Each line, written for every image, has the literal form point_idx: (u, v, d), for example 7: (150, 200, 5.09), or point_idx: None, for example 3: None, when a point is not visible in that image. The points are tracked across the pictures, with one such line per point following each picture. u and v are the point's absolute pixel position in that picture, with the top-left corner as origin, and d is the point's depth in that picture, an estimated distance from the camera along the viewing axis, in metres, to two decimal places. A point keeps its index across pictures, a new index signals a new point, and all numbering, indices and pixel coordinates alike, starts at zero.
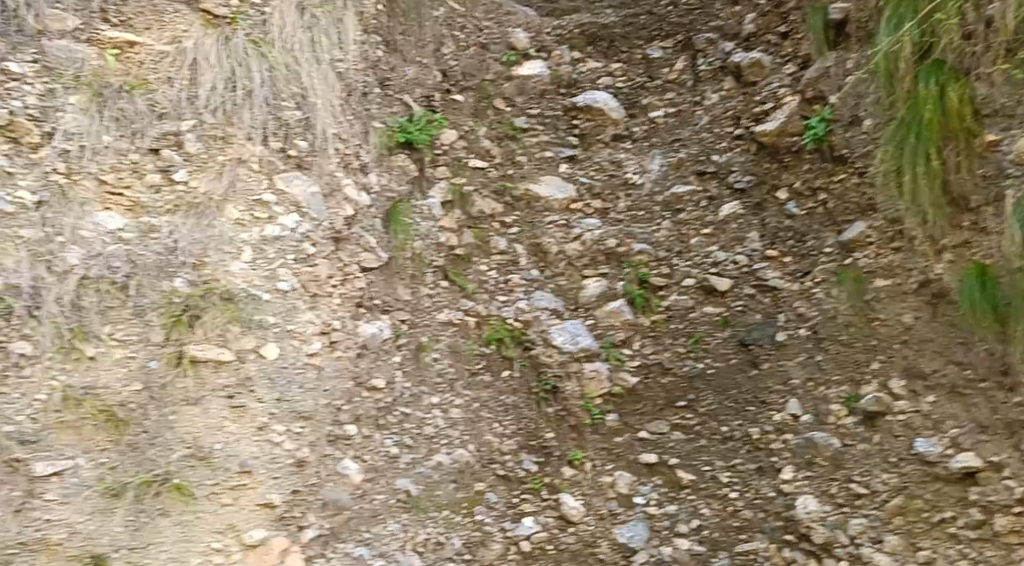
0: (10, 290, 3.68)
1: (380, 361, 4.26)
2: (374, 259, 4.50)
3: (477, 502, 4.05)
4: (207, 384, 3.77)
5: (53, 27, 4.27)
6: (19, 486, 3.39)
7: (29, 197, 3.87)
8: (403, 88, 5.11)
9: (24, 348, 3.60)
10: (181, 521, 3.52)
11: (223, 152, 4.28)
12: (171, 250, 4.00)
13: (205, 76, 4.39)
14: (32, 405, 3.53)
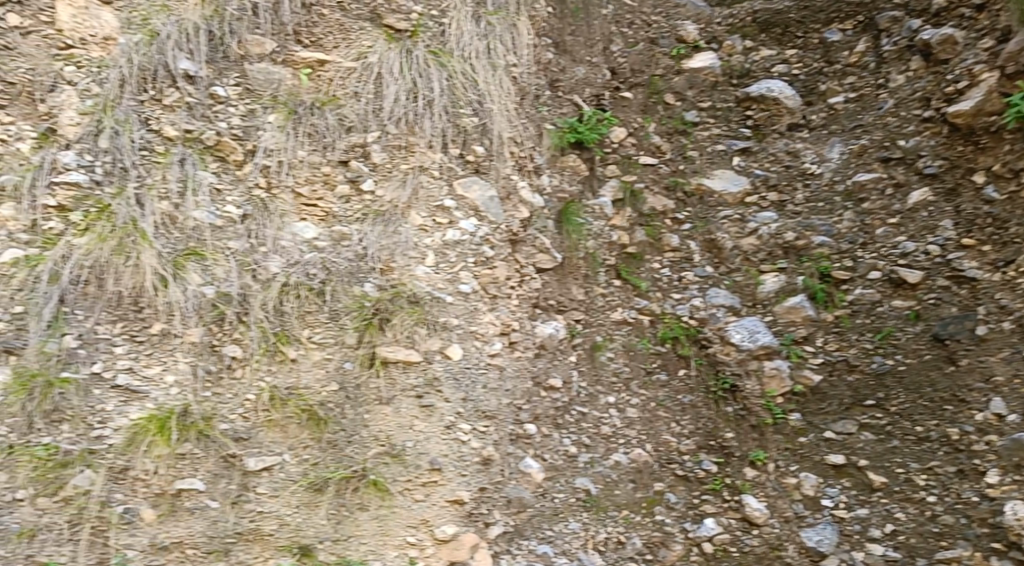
0: (222, 299, 3.93)
1: (557, 360, 4.32)
2: (550, 260, 4.54)
3: (656, 502, 4.05)
4: (398, 384, 3.95)
5: (253, 51, 4.53)
6: (235, 480, 3.62)
7: (235, 211, 4.15)
8: (573, 88, 5.14)
9: (234, 352, 3.86)
10: (377, 515, 3.69)
11: (406, 160, 4.47)
12: (361, 256, 4.19)
13: (389, 87, 4.57)
14: (243, 405, 3.77)
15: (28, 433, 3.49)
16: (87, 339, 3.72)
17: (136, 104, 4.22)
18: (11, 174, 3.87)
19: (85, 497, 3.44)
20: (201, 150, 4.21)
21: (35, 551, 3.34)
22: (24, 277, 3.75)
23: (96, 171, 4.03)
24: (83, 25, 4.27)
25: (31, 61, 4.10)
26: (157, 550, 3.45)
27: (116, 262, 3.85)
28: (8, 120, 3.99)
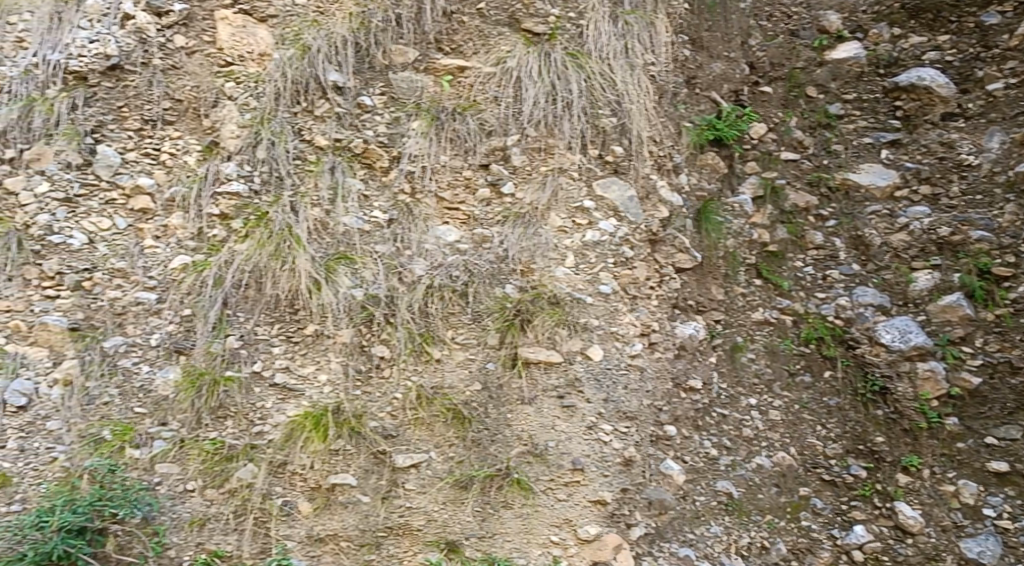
0: (370, 301, 4.07)
1: (697, 361, 4.26)
2: (689, 259, 4.48)
3: (801, 507, 3.96)
4: (539, 384, 4.00)
5: (397, 61, 4.68)
6: (385, 476, 3.75)
7: (381, 215, 4.30)
8: (710, 84, 5.06)
9: (382, 352, 4.00)
10: (522, 513, 3.74)
11: (545, 163, 4.51)
12: (501, 259, 4.27)
13: (528, 91, 4.62)
14: (391, 404, 3.90)
15: (197, 427, 3.74)
16: (247, 340, 3.95)
17: (289, 116, 4.43)
18: (179, 186, 4.19)
19: (248, 489, 3.64)
20: (349, 157, 4.39)
21: (205, 539, 3.54)
22: (191, 282, 4.02)
23: (254, 180, 4.27)
24: (241, 42, 4.53)
25: (196, 79, 4.43)
26: (314, 542, 3.60)
27: (274, 266, 4.06)
28: (176, 135, 4.32)
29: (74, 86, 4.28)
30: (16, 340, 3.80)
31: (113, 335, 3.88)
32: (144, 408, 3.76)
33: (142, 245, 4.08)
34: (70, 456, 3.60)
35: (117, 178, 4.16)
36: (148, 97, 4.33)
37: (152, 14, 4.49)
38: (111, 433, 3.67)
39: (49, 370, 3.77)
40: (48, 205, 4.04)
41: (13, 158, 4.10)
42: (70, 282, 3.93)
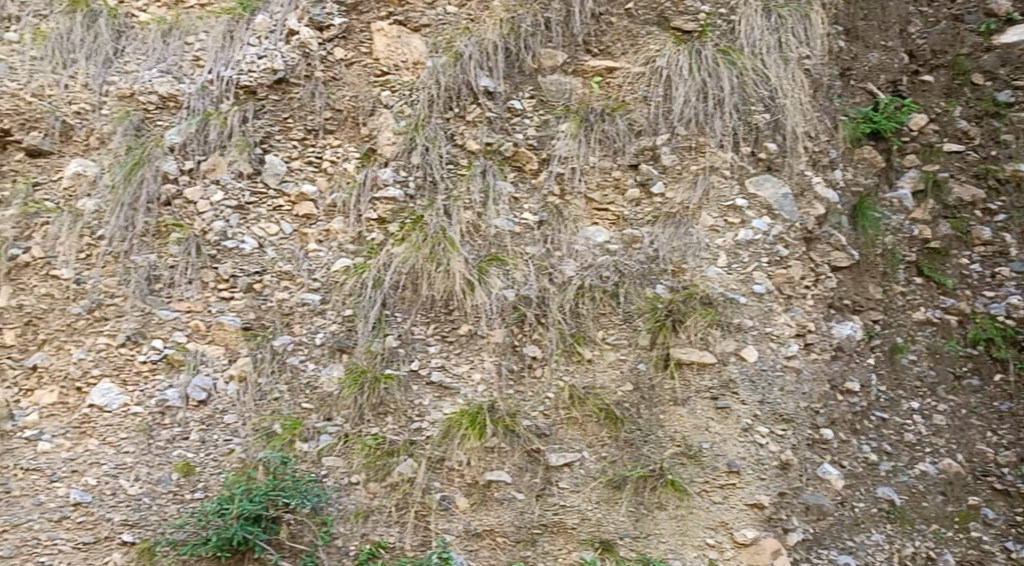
0: (523, 301, 4.14)
1: (854, 362, 4.13)
2: (846, 258, 4.33)
3: (971, 517, 3.80)
4: (692, 385, 3.97)
5: (546, 64, 4.75)
6: (539, 474, 3.82)
7: (531, 218, 4.38)
8: (866, 76, 4.88)
9: (534, 352, 4.06)
10: (676, 514, 3.73)
11: (696, 161, 4.45)
12: (653, 259, 4.26)
13: (678, 90, 4.58)
14: (543, 403, 3.96)
15: (360, 423, 3.91)
16: (405, 339, 4.11)
17: (442, 121, 4.56)
18: (339, 192, 4.40)
19: (409, 483, 3.77)
20: (500, 161, 4.49)
21: (369, 530, 3.70)
22: (352, 284, 4.20)
23: (409, 185, 4.42)
24: (396, 52, 4.71)
25: (354, 89, 4.63)
26: (471, 537, 3.70)
27: (430, 268, 4.19)
28: (336, 143, 4.54)
29: (244, 100, 4.56)
30: (196, 338, 4.08)
31: (281, 334, 4.11)
32: (311, 403, 3.96)
33: (306, 250, 4.31)
34: (245, 447, 3.84)
35: (283, 185, 4.41)
36: (310, 108, 4.57)
37: (314, 28, 4.72)
38: (282, 427, 3.89)
39: (224, 367, 4.03)
40: (222, 213, 4.31)
41: (191, 169, 4.38)
42: (242, 285, 4.20)
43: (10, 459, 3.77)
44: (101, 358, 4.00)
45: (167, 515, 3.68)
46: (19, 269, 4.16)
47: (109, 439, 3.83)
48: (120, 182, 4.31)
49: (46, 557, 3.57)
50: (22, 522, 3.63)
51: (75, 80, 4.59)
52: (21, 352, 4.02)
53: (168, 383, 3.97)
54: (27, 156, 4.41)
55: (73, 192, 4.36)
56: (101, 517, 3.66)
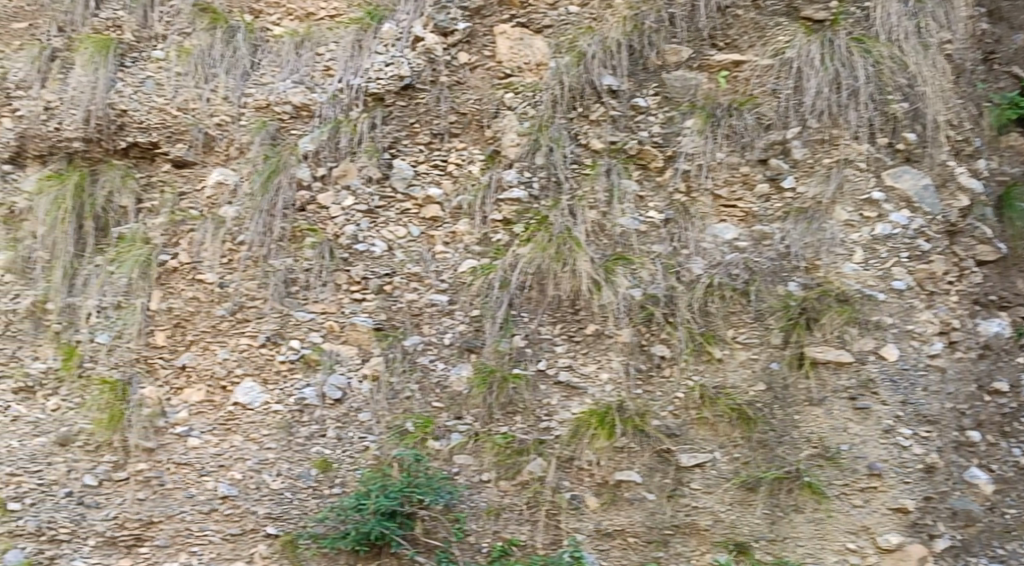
0: (650, 300, 4.12)
1: (1003, 361, 3.92)
2: (993, 251, 4.12)
3: None
4: (829, 385, 3.85)
5: (670, 60, 4.70)
6: (670, 474, 3.79)
7: (657, 216, 4.35)
8: (1012, 59, 4.61)
9: (663, 351, 4.04)
10: (814, 518, 3.65)
11: (829, 155, 4.33)
12: (785, 255, 4.16)
13: (810, 81, 4.45)
14: (673, 403, 3.93)
15: (489, 422, 3.98)
16: (532, 338, 4.15)
17: (566, 122, 4.58)
18: (465, 194, 4.47)
19: (539, 482, 3.82)
20: (625, 159, 4.47)
21: (501, 527, 3.77)
22: (479, 285, 4.27)
23: (534, 186, 4.45)
24: (519, 54, 4.74)
25: (479, 92, 4.70)
26: (603, 536, 3.72)
27: (556, 268, 4.21)
28: (462, 146, 4.61)
29: (373, 107, 4.67)
30: (331, 338, 4.23)
31: (411, 334, 4.22)
32: (441, 402, 4.05)
33: (434, 252, 4.40)
34: (381, 444, 3.97)
35: (411, 189, 4.52)
36: (436, 112, 4.66)
37: (438, 34, 4.80)
38: (413, 426, 3.99)
39: (358, 366, 4.15)
40: (354, 217, 4.44)
41: (324, 175, 4.54)
42: (374, 286, 4.32)
43: (164, 454, 4.01)
44: (243, 358, 4.19)
45: (308, 509, 3.85)
46: (168, 274, 4.41)
47: (253, 436, 4.03)
48: (258, 189, 4.49)
49: (198, 547, 3.80)
50: (176, 514, 3.86)
51: (216, 94, 4.81)
52: (171, 353, 4.25)
53: (305, 382, 4.13)
54: (173, 167, 4.70)
55: (215, 201, 4.57)
56: (247, 511, 3.86)
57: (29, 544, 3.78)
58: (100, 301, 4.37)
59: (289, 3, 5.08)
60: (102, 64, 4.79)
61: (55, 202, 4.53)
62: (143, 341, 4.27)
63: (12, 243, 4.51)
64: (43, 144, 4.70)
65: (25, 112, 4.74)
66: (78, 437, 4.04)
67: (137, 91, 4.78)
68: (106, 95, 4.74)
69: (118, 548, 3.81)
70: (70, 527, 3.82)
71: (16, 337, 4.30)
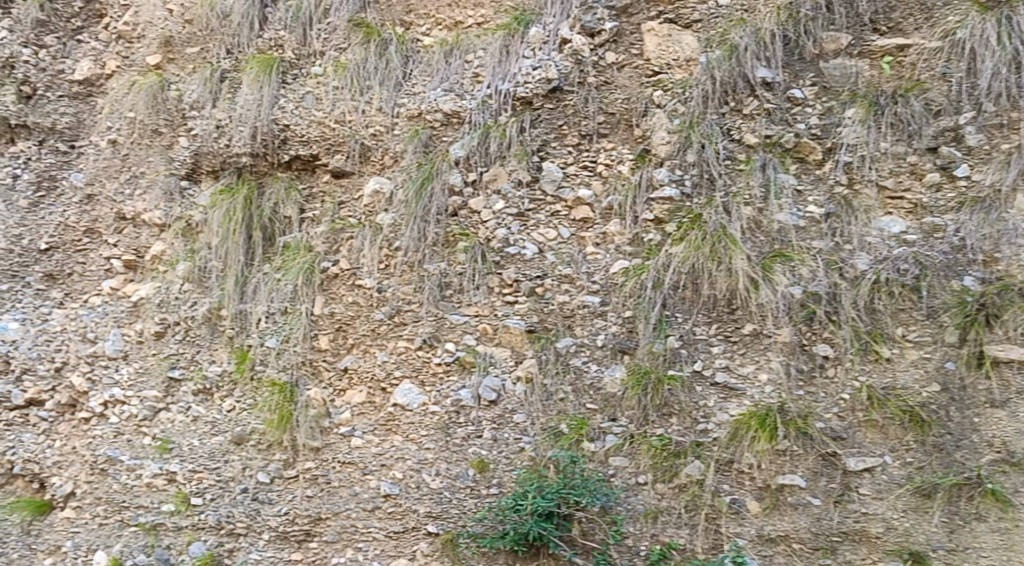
0: (812, 298, 4.01)
1: None
2: None
3: None
4: (1013, 386, 3.68)
5: (829, 48, 4.53)
6: (837, 479, 3.70)
7: (817, 210, 4.19)
8: None
9: (826, 351, 3.93)
10: (998, 527, 3.48)
11: (1008, 140, 4.10)
12: (959, 249, 3.98)
13: (984, 63, 4.23)
14: (838, 404, 3.82)
15: (645, 423, 3.97)
16: (688, 339, 4.10)
17: (718, 117, 4.47)
18: (616, 194, 4.44)
19: (698, 485, 3.79)
20: (781, 153, 4.33)
21: (660, 530, 3.76)
22: (632, 285, 4.23)
23: (686, 184, 4.38)
24: (668, 51, 4.66)
25: (627, 92, 4.65)
26: (766, 541, 3.66)
27: (711, 267, 4.14)
28: (611, 146, 4.58)
29: (521, 111, 4.70)
30: (484, 341, 4.30)
31: (564, 336, 4.24)
32: (596, 403, 4.07)
33: (585, 253, 4.39)
34: (536, 446, 4.02)
35: (561, 192, 4.51)
36: (584, 114, 4.65)
37: (586, 35, 4.77)
38: (569, 427, 4.03)
39: (512, 368, 4.21)
40: (505, 220, 4.50)
41: (475, 180, 4.61)
42: (526, 289, 4.35)
43: (330, 453, 4.22)
44: (401, 360, 4.34)
45: (467, 509, 3.96)
46: (331, 280, 4.60)
47: (412, 436, 4.17)
48: (412, 197, 4.59)
49: (364, 543, 3.99)
50: (342, 510, 4.07)
51: (372, 105, 4.96)
52: (334, 356, 4.46)
53: (462, 383, 4.22)
54: (333, 177, 4.90)
55: (373, 209, 4.71)
56: (409, 509, 4.01)
57: (211, 537, 4.11)
58: (269, 307, 4.60)
59: (438, 13, 5.19)
60: (267, 82, 5.05)
61: (227, 215, 4.80)
62: (308, 344, 4.49)
63: (190, 254, 4.83)
64: (215, 160, 5.02)
65: (200, 130, 5.09)
66: (251, 436, 4.31)
67: (299, 106, 5.01)
68: (271, 111, 4.99)
69: (291, 542, 4.06)
70: (247, 521, 4.11)
71: (196, 342, 4.63)
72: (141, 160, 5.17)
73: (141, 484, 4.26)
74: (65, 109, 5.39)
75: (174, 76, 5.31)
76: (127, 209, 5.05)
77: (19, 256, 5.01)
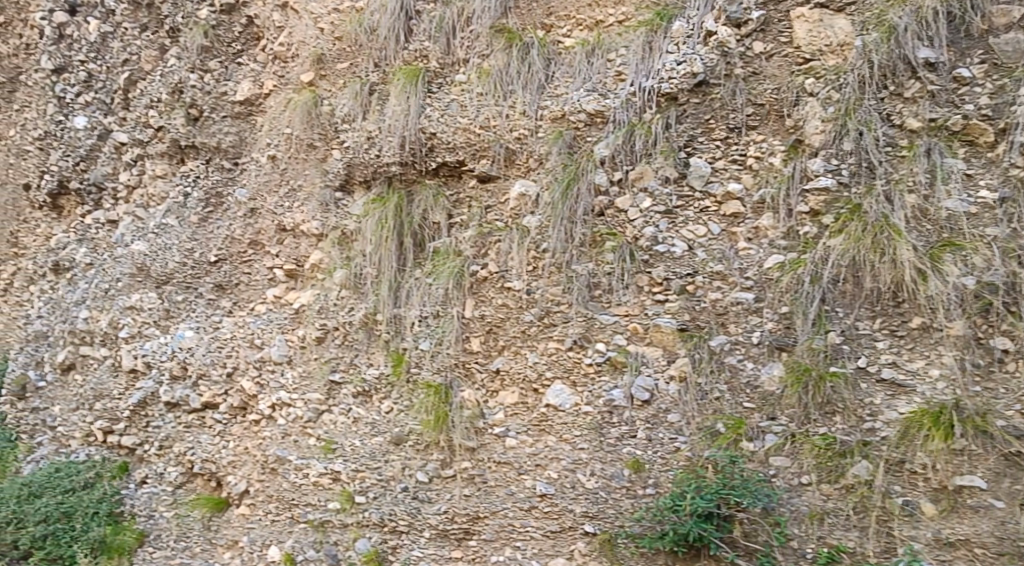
0: (986, 289, 3.81)
1: None
2: None
3: None
4: None
5: (999, 23, 4.22)
6: (1022, 480, 3.55)
7: (990, 195, 3.98)
8: None
9: (1005, 345, 3.74)
10: None
11: None
12: None
13: None
14: (1019, 402, 3.65)
15: (807, 422, 3.89)
16: (850, 335, 3.97)
17: (877, 102, 4.28)
18: (767, 188, 4.30)
19: (867, 486, 3.71)
20: (948, 137, 4.12)
21: (826, 533, 3.71)
22: (788, 280, 4.12)
23: (843, 173, 4.21)
24: (819, 36, 4.44)
25: (777, 82, 4.48)
26: (943, 545, 3.56)
27: (873, 259, 4.00)
28: (760, 139, 4.43)
29: (666, 106, 4.61)
30: (635, 340, 4.28)
31: (717, 334, 4.16)
32: (753, 403, 4.00)
33: (736, 248, 4.28)
34: (692, 446, 4.01)
35: (709, 187, 4.40)
36: (732, 106, 4.50)
37: (731, 26, 4.60)
38: (725, 427, 3.99)
39: (664, 367, 4.18)
40: (652, 219, 4.43)
41: (620, 179, 4.54)
42: (676, 286, 4.30)
43: (485, 453, 4.31)
44: (552, 362, 4.38)
45: (623, 509, 4.00)
46: (479, 284, 4.67)
47: (566, 436, 4.22)
48: (558, 199, 4.58)
49: (522, 542, 4.12)
50: (500, 510, 4.18)
51: (515, 110, 4.95)
52: (485, 357, 4.54)
53: (613, 384, 4.23)
54: (479, 182, 4.97)
55: (518, 212, 4.75)
56: (565, 509, 4.09)
57: (375, 534, 4.30)
58: (421, 311, 4.70)
59: (578, 13, 5.10)
60: (413, 92, 5.14)
61: (379, 223, 4.94)
62: (460, 346, 4.58)
63: (346, 262, 4.98)
64: (366, 170, 5.18)
65: (352, 143, 5.23)
66: (409, 436, 4.43)
67: (444, 114, 5.09)
68: (418, 121, 5.09)
69: (450, 539, 4.21)
70: (408, 519, 4.27)
71: (353, 346, 4.78)
72: (298, 174, 5.38)
73: (308, 483, 4.50)
74: (229, 129, 5.71)
75: (326, 92, 5.45)
76: (287, 221, 5.28)
77: (191, 268, 5.43)
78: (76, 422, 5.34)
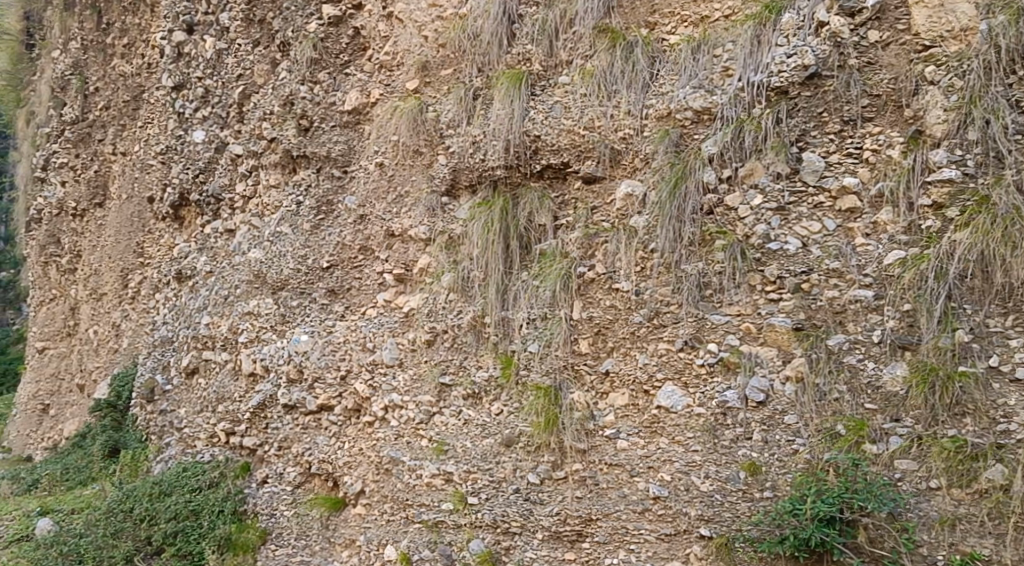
0: None
1: None
2: None
3: None
4: None
5: None
6: None
7: None
8: None
9: None
10: None
11: None
12: None
13: None
14: None
15: (934, 424, 3.75)
16: (980, 332, 3.81)
17: (1004, 88, 4.06)
18: (886, 181, 4.12)
19: (1003, 492, 3.57)
20: None
21: (958, 539, 3.59)
22: (911, 277, 3.96)
23: (968, 164, 4.02)
24: (940, 22, 4.23)
25: (894, 71, 4.29)
26: None
27: (1004, 253, 3.83)
28: (877, 130, 4.24)
29: (776, 101, 4.43)
30: (749, 340, 4.19)
31: (835, 333, 4.04)
32: (875, 403, 3.87)
33: (854, 244, 4.12)
34: (811, 448, 3.90)
35: (824, 181, 4.25)
36: (847, 98, 4.31)
37: (844, 16, 4.41)
38: (846, 428, 3.87)
39: (780, 368, 4.08)
40: (763, 216, 4.31)
41: (730, 177, 4.43)
42: (790, 285, 4.18)
43: (596, 455, 4.30)
44: (663, 362, 4.33)
45: (740, 512, 3.93)
46: (587, 285, 4.64)
47: (677, 438, 4.18)
48: (665, 198, 4.50)
49: (635, 545, 4.10)
50: (612, 512, 4.17)
51: (620, 109, 4.86)
52: (595, 359, 4.52)
53: (727, 384, 4.16)
54: (584, 183, 4.90)
55: (625, 212, 4.68)
56: (679, 511, 4.05)
57: (488, 535, 4.33)
58: (529, 313, 4.70)
59: (683, 9, 4.92)
60: (517, 95, 5.10)
61: (485, 226, 4.95)
62: (568, 348, 4.57)
63: (453, 265, 5.03)
64: (472, 174, 5.19)
65: (457, 148, 5.26)
66: (520, 438, 4.45)
67: (547, 117, 5.03)
68: (521, 124, 5.06)
69: (563, 541, 4.21)
70: (521, 520, 4.30)
71: (462, 349, 4.83)
72: (405, 180, 5.45)
73: (421, 483, 4.57)
74: (337, 138, 5.82)
75: (431, 98, 5.50)
76: (395, 227, 5.36)
77: (305, 274, 5.58)
78: (201, 424, 5.65)
